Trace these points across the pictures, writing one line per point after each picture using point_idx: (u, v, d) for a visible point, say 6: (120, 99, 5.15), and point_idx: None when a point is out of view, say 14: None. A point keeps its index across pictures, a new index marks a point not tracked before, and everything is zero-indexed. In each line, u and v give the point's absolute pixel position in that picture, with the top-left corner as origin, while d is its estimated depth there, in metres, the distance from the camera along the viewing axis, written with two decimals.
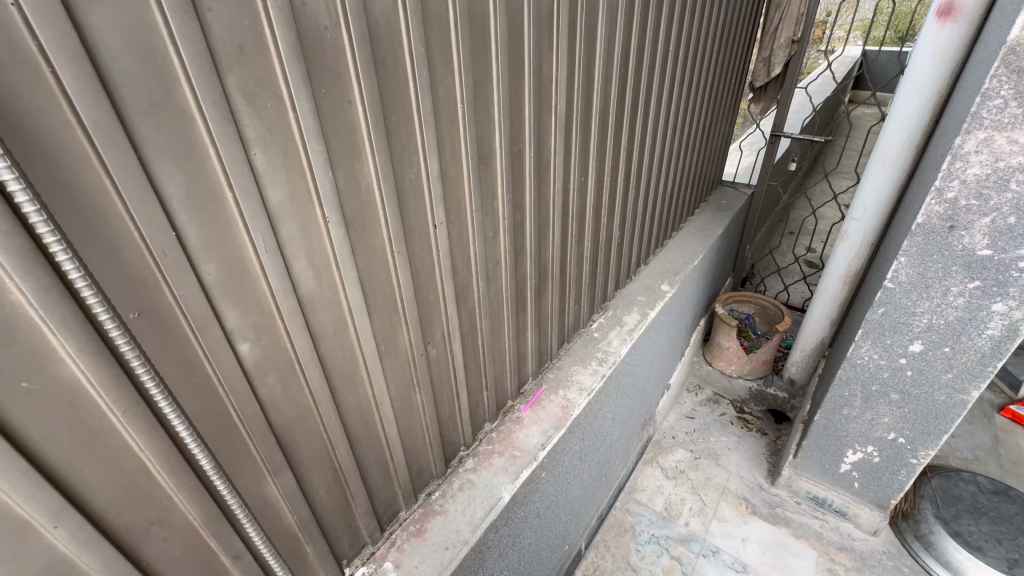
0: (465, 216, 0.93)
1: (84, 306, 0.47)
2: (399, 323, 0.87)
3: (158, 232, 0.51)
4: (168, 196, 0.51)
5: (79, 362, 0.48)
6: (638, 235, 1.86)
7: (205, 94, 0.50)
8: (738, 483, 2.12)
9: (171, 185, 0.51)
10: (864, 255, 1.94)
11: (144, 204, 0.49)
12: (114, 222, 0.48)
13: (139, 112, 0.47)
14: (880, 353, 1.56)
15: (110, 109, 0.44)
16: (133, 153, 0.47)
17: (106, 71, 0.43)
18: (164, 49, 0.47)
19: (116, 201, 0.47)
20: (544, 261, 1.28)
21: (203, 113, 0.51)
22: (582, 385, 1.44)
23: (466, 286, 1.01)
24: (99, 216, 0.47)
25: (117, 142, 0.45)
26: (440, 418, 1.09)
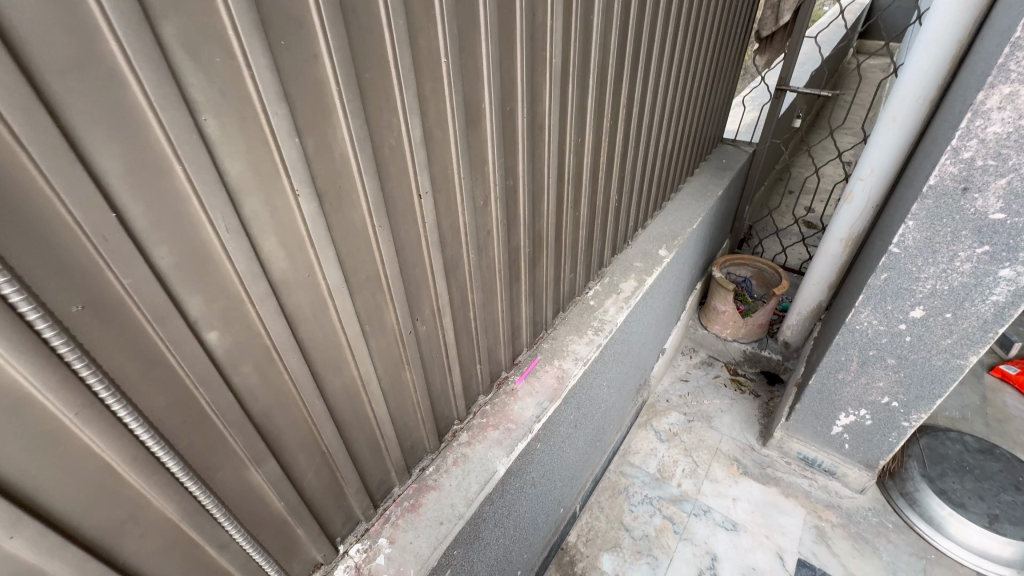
0: (453, 185, 0.86)
1: (15, 302, 0.41)
2: (385, 301, 0.82)
3: (97, 214, 0.44)
4: (104, 172, 0.44)
5: (18, 367, 0.43)
6: (637, 199, 1.79)
7: (137, 49, 0.42)
8: (730, 444, 2.15)
9: (108, 159, 0.44)
10: (867, 218, 1.89)
11: (75, 183, 0.42)
12: (41, 204, 0.41)
13: (56, 73, 0.39)
14: (879, 318, 1.53)
15: (17, 70, 0.37)
16: (53, 123, 0.40)
17: (5, 21, 0.35)
18: None
19: (40, 179, 0.40)
20: (538, 229, 1.21)
21: (136, 72, 0.43)
22: (578, 355, 1.41)
23: (456, 260, 0.95)
24: (21, 198, 0.40)
25: (30, 110, 0.38)
26: (432, 394, 1.06)
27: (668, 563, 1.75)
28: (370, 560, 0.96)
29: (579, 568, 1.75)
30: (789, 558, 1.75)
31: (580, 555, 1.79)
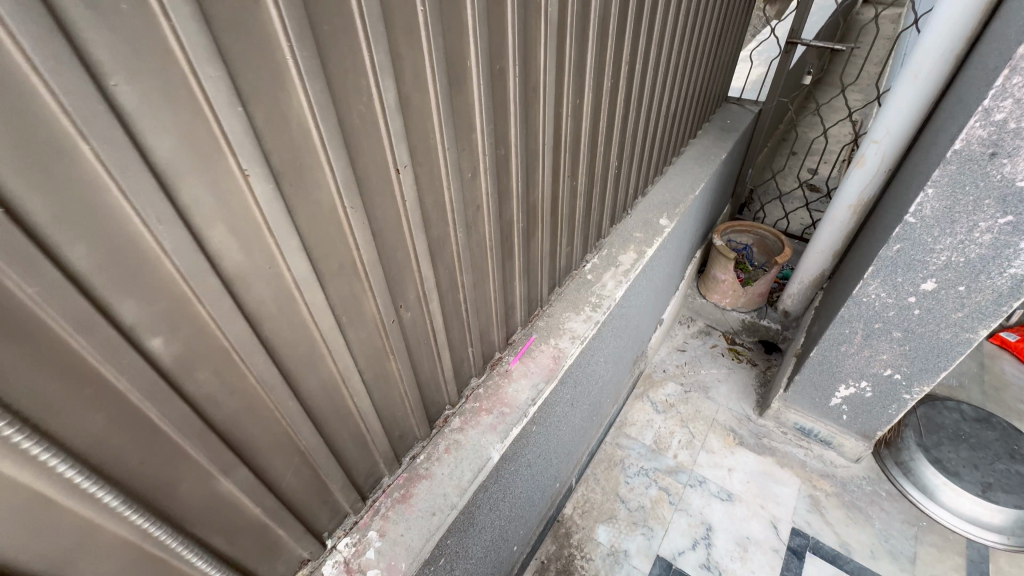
0: (436, 156, 0.76)
1: None
2: (363, 290, 0.74)
3: None
4: None
5: None
6: (637, 165, 1.68)
7: None
8: (727, 414, 2.14)
9: None
10: (878, 183, 1.79)
11: None
12: None
13: None
14: (888, 291, 1.47)
15: None
16: None
17: None
18: None
19: None
20: (533, 201, 1.11)
21: (6, 23, 0.33)
22: (575, 333, 1.35)
23: (442, 239, 0.87)
24: None
25: None
26: (420, 382, 0.99)
27: (663, 534, 1.76)
28: (360, 555, 0.92)
29: (575, 540, 1.76)
30: (783, 527, 1.76)
31: (576, 527, 1.79)
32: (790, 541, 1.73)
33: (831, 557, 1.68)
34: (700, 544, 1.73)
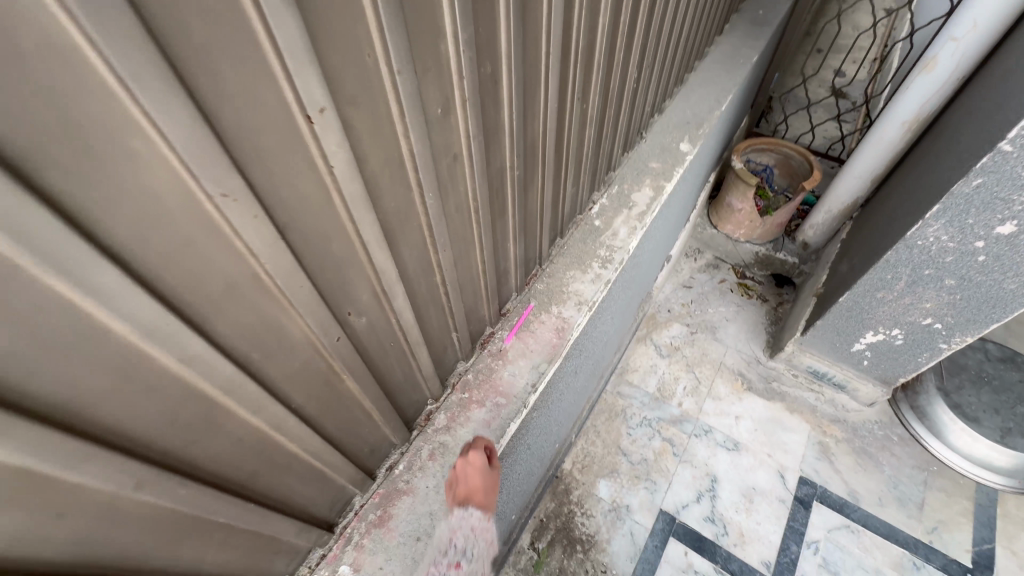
0: (379, 86, 0.46)
1: None
2: (281, 313, 0.48)
3: None
4: None
5: None
6: (657, 74, 1.32)
7: None
8: (735, 357, 1.99)
9: None
10: (946, 94, 1.47)
11: None
12: None
13: None
14: (951, 233, 1.24)
15: None
16: None
17: None
18: None
19: None
20: (531, 137, 0.81)
21: None
22: (582, 298, 1.10)
23: (404, 212, 0.58)
24: None
25: None
26: (388, 390, 0.76)
27: (666, 487, 1.68)
28: None
29: (575, 497, 1.68)
30: (791, 477, 1.70)
31: (575, 483, 1.70)
32: (797, 491, 1.66)
33: (838, 505, 1.63)
34: (705, 497, 1.66)
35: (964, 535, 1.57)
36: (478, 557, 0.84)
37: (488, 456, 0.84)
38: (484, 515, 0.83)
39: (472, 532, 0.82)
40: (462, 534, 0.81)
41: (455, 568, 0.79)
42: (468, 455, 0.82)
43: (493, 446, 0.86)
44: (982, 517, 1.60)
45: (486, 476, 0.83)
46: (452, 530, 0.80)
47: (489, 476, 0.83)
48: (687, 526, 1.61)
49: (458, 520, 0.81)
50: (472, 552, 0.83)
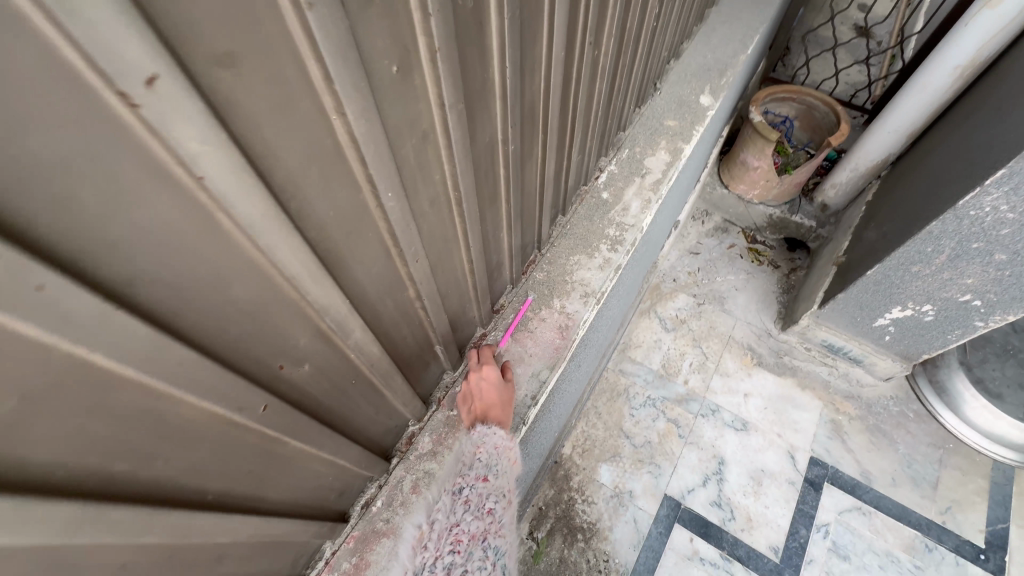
0: (281, 35, 0.27)
1: None
2: (157, 402, 0.31)
3: None
4: None
5: None
6: (678, 9, 1.09)
7: None
8: (744, 330, 1.87)
9: None
10: (1011, 34, 1.27)
11: None
12: None
13: None
14: (1013, 203, 1.07)
15: None
16: None
17: None
18: None
19: None
20: (529, 99, 0.61)
21: None
22: (588, 289, 0.93)
23: (352, 223, 0.40)
24: None
25: None
26: (353, 431, 0.61)
27: (671, 471, 1.60)
28: None
29: (575, 482, 1.59)
30: (801, 457, 1.61)
31: (576, 468, 1.61)
32: (807, 472, 1.59)
33: (850, 487, 1.56)
34: (711, 481, 1.58)
35: (978, 515, 1.51)
36: (509, 474, 0.77)
37: (502, 372, 0.81)
38: (507, 431, 0.77)
39: (496, 447, 0.75)
40: (487, 450, 0.75)
41: (481, 479, 0.72)
42: (481, 368, 0.80)
43: (507, 365, 0.85)
44: (997, 495, 1.54)
45: (501, 391, 0.80)
46: (475, 445, 0.75)
47: (505, 390, 0.80)
48: (693, 512, 1.53)
49: (479, 436, 0.75)
50: (501, 467, 0.75)
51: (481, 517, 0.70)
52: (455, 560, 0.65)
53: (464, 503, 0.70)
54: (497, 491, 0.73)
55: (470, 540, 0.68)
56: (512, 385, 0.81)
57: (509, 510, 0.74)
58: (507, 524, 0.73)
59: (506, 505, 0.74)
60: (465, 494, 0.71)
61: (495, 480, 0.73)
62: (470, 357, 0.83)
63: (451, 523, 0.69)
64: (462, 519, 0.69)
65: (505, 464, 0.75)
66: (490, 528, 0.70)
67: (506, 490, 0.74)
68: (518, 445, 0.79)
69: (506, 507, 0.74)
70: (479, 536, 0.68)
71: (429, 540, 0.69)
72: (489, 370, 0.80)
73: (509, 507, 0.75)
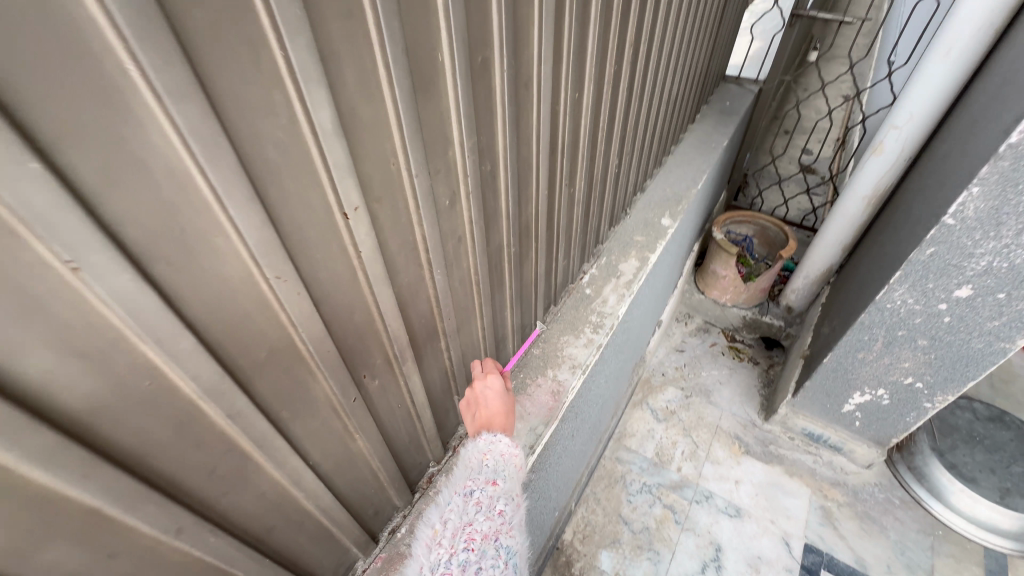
0: (405, 184, 0.57)
1: None
2: (309, 374, 0.54)
3: None
4: None
5: None
6: (636, 160, 1.49)
7: None
8: (731, 421, 2.02)
9: None
10: (897, 172, 1.65)
11: None
12: None
13: None
14: (916, 297, 1.33)
15: None
16: None
17: None
18: None
19: None
20: (524, 218, 0.92)
21: None
22: (575, 361, 1.17)
23: (416, 288, 0.68)
24: None
25: None
26: (395, 451, 0.81)
27: (670, 557, 1.64)
28: None
29: (577, 569, 1.63)
30: (795, 544, 1.66)
31: (577, 555, 1.66)
32: (803, 559, 1.63)
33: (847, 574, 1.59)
34: (710, 567, 1.62)
35: None
36: (514, 480, 0.86)
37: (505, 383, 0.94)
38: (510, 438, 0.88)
39: (503, 453, 0.84)
40: (493, 456, 0.83)
41: (490, 483, 0.80)
42: (488, 380, 0.93)
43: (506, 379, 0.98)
44: None
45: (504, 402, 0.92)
46: (482, 452, 0.83)
47: (508, 400, 0.92)
48: None
49: (487, 443, 0.85)
50: (507, 472, 0.83)
51: (492, 517, 0.77)
52: (469, 557, 0.71)
53: (475, 504, 0.78)
54: (505, 494, 0.81)
55: (483, 539, 0.74)
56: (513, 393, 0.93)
57: (518, 510, 0.81)
58: (515, 523, 0.80)
59: (515, 507, 0.81)
60: (476, 496, 0.78)
61: (503, 484, 0.81)
62: (474, 365, 0.95)
63: (464, 522, 0.76)
64: (475, 519, 0.76)
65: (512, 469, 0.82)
66: (501, 528, 0.77)
67: (514, 492, 0.82)
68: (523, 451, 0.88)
69: (514, 509, 0.81)
70: (492, 536, 0.75)
71: (443, 537, 0.75)
72: (494, 381, 0.93)
73: (517, 508, 0.83)
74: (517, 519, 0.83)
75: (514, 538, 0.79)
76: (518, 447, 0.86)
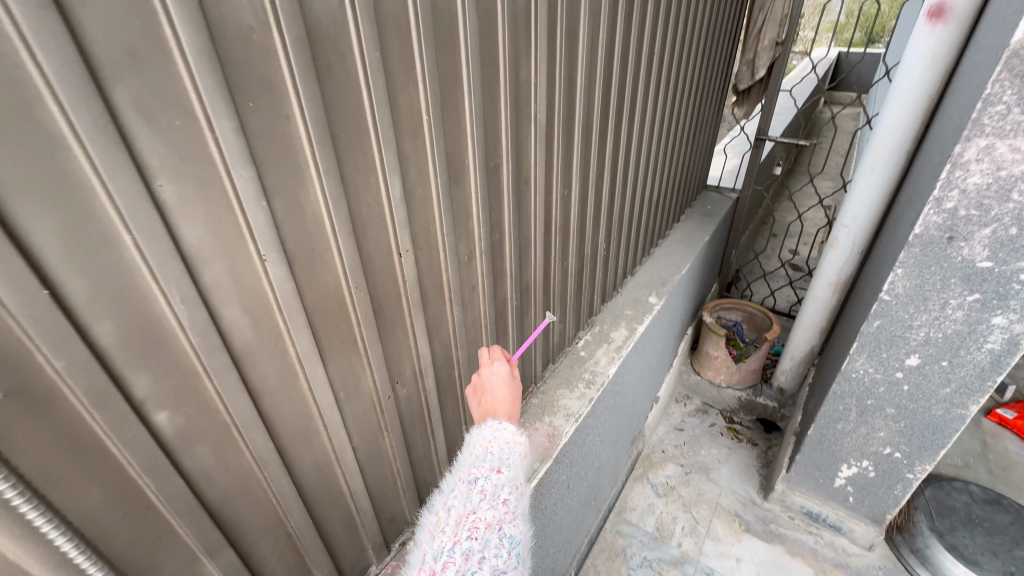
0: (438, 239, 0.83)
1: None
2: (362, 366, 0.77)
3: (38, 309, 0.40)
4: (50, 263, 0.40)
5: None
6: (624, 247, 1.78)
7: (85, 129, 0.39)
8: (730, 498, 2.06)
9: (54, 249, 0.40)
10: (854, 263, 1.90)
11: (23, 278, 0.39)
12: None
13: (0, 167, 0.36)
14: (875, 367, 1.50)
15: None
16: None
17: None
18: (28, 85, 0.36)
19: None
20: (525, 280, 1.18)
21: (89, 156, 0.40)
22: (569, 411, 1.34)
23: (438, 318, 0.92)
24: None
25: None
26: (414, 460, 0.99)
27: None
28: None
29: None
30: None
31: None
32: None
33: None
34: None
35: None
36: (522, 472, 0.78)
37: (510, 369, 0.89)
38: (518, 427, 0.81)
39: (508, 441, 0.77)
40: (498, 444, 0.76)
41: (495, 470, 0.72)
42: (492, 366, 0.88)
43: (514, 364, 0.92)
44: None
45: (511, 389, 0.87)
46: (486, 438, 0.77)
47: (512, 386, 0.87)
48: None
49: (492, 430, 0.78)
50: (513, 461, 0.75)
51: (496, 506, 0.68)
52: (472, 546, 0.63)
53: (479, 491, 0.70)
54: (511, 481, 0.72)
55: (487, 529, 0.65)
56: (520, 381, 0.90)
57: (523, 501, 0.73)
58: (522, 515, 0.71)
59: (522, 498, 0.73)
60: (480, 483, 0.70)
61: (508, 472, 0.73)
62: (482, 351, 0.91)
63: (468, 510, 0.67)
64: (478, 507, 0.67)
65: (517, 456, 0.75)
66: (505, 517, 0.68)
67: (520, 481, 0.74)
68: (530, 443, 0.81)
69: (521, 500, 0.72)
70: (497, 525, 0.66)
71: (446, 525, 0.67)
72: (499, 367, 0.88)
73: (523, 498, 0.74)
74: (524, 512, 0.74)
75: (521, 531, 0.70)
76: (524, 437, 0.79)
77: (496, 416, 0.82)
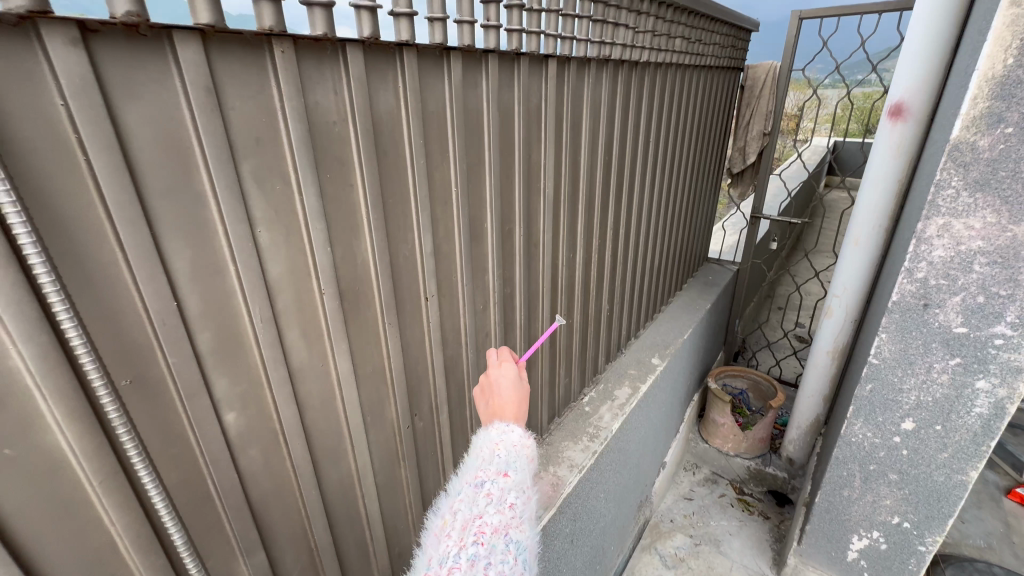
0: (458, 288, 0.98)
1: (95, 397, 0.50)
2: (387, 396, 0.88)
3: (166, 315, 0.54)
4: (180, 283, 0.55)
5: (77, 447, 0.49)
6: (626, 310, 1.91)
7: (221, 189, 0.55)
8: (742, 572, 1.99)
9: (185, 274, 0.55)
10: (848, 331, 1.99)
11: (163, 291, 0.53)
12: (132, 318, 0.52)
13: (166, 213, 0.52)
14: (873, 431, 1.54)
15: (142, 213, 0.50)
16: (155, 247, 0.51)
17: (142, 179, 0.49)
18: (192, 159, 0.53)
19: (135, 291, 0.51)
20: (533, 332, 1.31)
21: (219, 208, 0.56)
22: (574, 462, 1.40)
23: (454, 360, 1.03)
24: (119, 306, 0.51)
25: (144, 246, 0.50)
26: (425, 494, 1.06)
27: None
28: None
29: None
30: None
31: None
32: None
33: None
34: None
35: None
36: (528, 475, 0.85)
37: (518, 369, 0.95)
38: (524, 428, 0.88)
39: (515, 444, 0.85)
40: (505, 447, 0.84)
41: (502, 474, 0.80)
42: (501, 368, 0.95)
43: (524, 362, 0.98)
44: None
45: (519, 388, 0.94)
46: (494, 442, 0.84)
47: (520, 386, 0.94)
48: None
49: (500, 434, 0.85)
50: (519, 464, 0.83)
51: (502, 510, 0.75)
52: (478, 551, 0.69)
53: (486, 496, 0.77)
54: (516, 486, 0.80)
55: (493, 534, 0.72)
56: (528, 384, 0.98)
57: (529, 505, 0.80)
58: (527, 519, 0.78)
59: (527, 502, 0.80)
60: (487, 488, 0.78)
61: (515, 475, 0.81)
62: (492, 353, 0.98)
63: (475, 514, 0.74)
64: (485, 511, 0.74)
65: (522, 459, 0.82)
66: (511, 522, 0.75)
67: (526, 485, 0.81)
68: (536, 443, 0.88)
69: (526, 504, 0.79)
70: (502, 530, 0.73)
71: (453, 529, 0.74)
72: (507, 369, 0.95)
73: (529, 502, 0.81)
74: (530, 515, 0.81)
75: (527, 536, 0.77)
76: (530, 439, 0.87)
77: (504, 417, 0.90)
